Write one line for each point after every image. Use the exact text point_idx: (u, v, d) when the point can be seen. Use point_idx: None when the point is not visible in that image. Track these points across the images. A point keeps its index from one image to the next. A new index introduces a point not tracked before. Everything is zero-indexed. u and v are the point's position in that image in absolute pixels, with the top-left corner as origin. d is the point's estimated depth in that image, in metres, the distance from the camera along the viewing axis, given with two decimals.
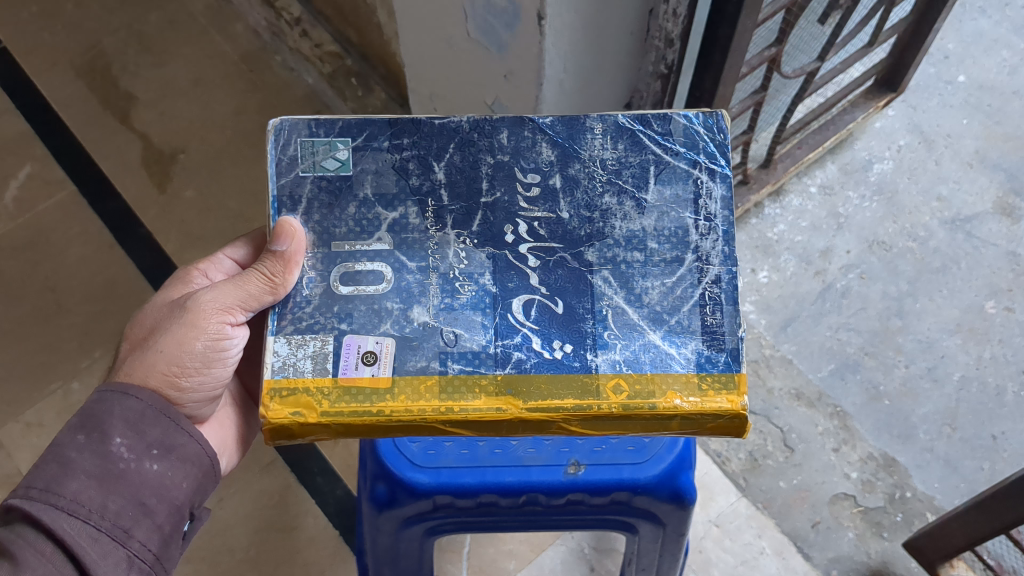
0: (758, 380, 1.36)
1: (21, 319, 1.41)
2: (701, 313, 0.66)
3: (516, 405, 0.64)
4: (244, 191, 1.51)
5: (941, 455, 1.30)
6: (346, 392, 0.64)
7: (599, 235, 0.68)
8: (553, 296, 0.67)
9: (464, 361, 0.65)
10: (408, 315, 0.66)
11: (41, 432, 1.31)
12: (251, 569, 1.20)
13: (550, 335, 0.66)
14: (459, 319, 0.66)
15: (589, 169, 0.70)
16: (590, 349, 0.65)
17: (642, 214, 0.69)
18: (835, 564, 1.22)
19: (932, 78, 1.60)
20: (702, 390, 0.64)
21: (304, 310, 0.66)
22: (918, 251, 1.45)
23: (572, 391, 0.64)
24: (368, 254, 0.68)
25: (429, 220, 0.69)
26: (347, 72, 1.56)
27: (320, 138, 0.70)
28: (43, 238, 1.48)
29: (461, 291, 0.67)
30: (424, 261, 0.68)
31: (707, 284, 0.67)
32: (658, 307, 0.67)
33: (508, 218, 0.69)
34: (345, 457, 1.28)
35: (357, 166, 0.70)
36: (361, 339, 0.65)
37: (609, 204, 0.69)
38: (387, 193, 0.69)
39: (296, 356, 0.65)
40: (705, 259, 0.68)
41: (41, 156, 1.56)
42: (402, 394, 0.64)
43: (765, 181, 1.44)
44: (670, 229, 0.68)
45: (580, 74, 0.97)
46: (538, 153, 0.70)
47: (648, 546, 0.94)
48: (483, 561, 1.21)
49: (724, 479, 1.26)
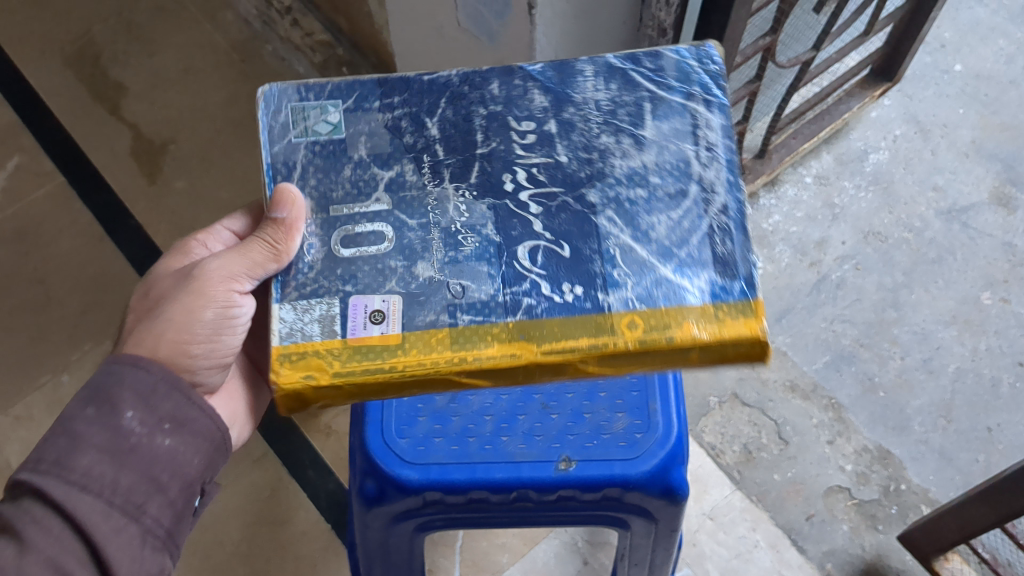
0: (752, 372, 1.35)
1: (10, 310, 1.40)
2: (713, 240, 0.64)
3: (532, 350, 0.61)
4: (235, 180, 1.50)
5: (936, 447, 1.29)
6: (357, 351, 0.62)
7: (600, 175, 0.66)
8: (558, 241, 0.64)
9: (476, 310, 0.63)
10: (413, 271, 0.64)
11: (31, 426, 1.29)
12: (242, 563, 1.19)
13: (558, 278, 0.63)
14: (465, 271, 0.64)
15: (584, 112, 0.69)
16: (601, 289, 0.63)
17: (642, 151, 0.67)
18: (830, 557, 1.21)
19: (929, 66, 1.60)
20: (718, 318, 0.61)
21: (307, 276, 0.64)
22: (914, 242, 1.45)
23: (586, 330, 0.61)
24: (367, 216, 0.66)
25: (426, 176, 0.67)
26: (338, 62, 1.54)
27: (311, 102, 0.69)
28: (33, 229, 1.46)
29: (465, 243, 0.65)
30: (424, 218, 0.66)
31: (715, 214, 0.65)
32: (666, 241, 0.64)
33: (506, 167, 0.67)
34: (337, 449, 1.28)
35: (350, 128, 0.69)
36: (368, 298, 0.63)
37: (606, 145, 0.67)
38: (382, 153, 0.68)
39: (302, 320, 0.62)
40: (710, 189, 0.66)
41: (30, 146, 1.54)
42: (411, 347, 0.62)
43: (760, 171, 1.42)
44: (673, 165, 0.66)
45: (572, 64, 0.95)
46: (530, 100, 0.69)
47: (641, 542, 0.93)
48: (476, 554, 1.20)
49: (718, 472, 1.26)
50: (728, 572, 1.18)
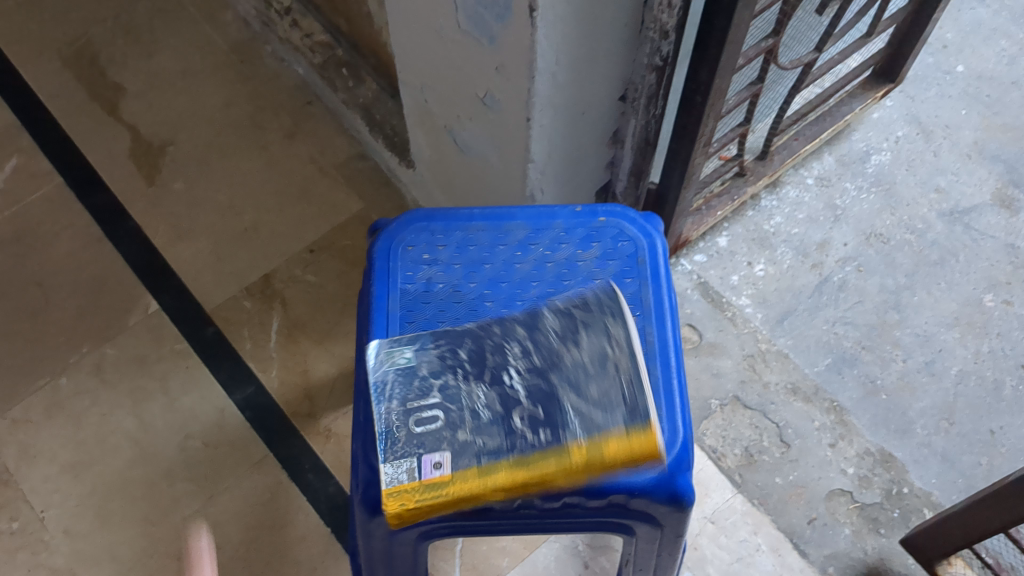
0: (753, 375, 1.34)
1: (6, 312, 1.39)
2: (630, 393, 0.68)
3: (525, 472, 0.67)
4: (234, 182, 1.50)
5: (939, 450, 1.28)
6: (428, 485, 0.67)
7: (554, 366, 0.70)
8: (536, 407, 0.69)
9: (494, 451, 0.67)
10: (457, 437, 0.68)
11: (29, 429, 1.29)
12: (241, 567, 1.19)
13: (538, 428, 0.68)
14: (486, 433, 0.68)
15: (538, 329, 0.72)
16: (562, 431, 0.68)
17: (577, 346, 0.70)
18: (832, 561, 1.20)
19: (931, 68, 1.60)
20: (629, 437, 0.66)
21: (395, 437, 0.68)
22: (916, 243, 1.44)
23: (553, 458, 0.67)
24: (423, 400, 0.70)
25: (463, 376, 0.71)
26: (338, 62, 1.51)
27: (391, 341, 0.73)
28: (30, 231, 1.46)
29: (482, 414, 0.69)
30: (457, 401, 0.70)
31: (626, 378, 0.68)
32: (599, 399, 0.68)
33: (502, 368, 0.71)
34: (337, 453, 1.27)
35: (417, 356, 0.72)
36: (432, 452, 0.68)
37: (561, 347, 0.71)
38: (433, 366, 0.71)
39: (393, 472, 0.67)
40: (620, 360, 0.69)
41: (28, 148, 1.53)
42: (457, 479, 0.67)
43: (762, 173, 1.42)
44: (602, 356, 0.70)
45: (574, 67, 0.95)
46: (511, 326, 0.73)
47: (646, 547, 0.87)
48: (476, 558, 1.20)
49: (719, 476, 1.26)
50: None
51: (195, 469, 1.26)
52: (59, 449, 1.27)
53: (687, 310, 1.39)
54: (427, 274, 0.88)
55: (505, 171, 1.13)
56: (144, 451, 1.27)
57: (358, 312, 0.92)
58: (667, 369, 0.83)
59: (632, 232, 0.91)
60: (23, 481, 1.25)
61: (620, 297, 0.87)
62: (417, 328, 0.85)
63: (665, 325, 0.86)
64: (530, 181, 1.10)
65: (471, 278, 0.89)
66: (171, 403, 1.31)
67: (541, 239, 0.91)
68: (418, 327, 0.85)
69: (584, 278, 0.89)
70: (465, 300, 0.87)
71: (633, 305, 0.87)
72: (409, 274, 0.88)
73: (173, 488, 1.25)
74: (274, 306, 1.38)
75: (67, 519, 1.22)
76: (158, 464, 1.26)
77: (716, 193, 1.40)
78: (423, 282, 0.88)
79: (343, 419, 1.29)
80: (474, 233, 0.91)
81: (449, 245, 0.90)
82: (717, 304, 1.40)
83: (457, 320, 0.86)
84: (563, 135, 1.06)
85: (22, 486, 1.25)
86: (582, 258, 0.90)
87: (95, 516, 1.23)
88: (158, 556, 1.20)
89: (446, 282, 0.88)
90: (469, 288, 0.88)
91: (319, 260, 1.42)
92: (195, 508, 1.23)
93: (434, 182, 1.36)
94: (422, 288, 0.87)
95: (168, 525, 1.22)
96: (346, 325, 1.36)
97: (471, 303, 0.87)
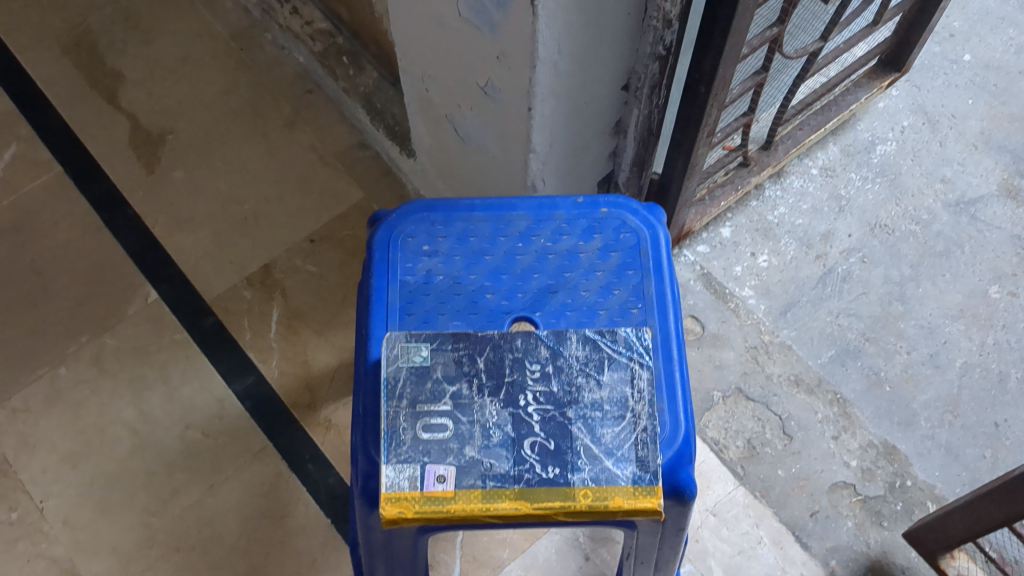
0: (756, 366, 1.33)
1: (5, 301, 1.38)
2: (639, 445, 0.73)
3: (527, 505, 0.70)
4: (234, 171, 1.49)
5: (943, 443, 1.27)
6: (429, 498, 0.71)
7: (573, 401, 0.75)
8: (548, 438, 0.73)
9: (498, 477, 0.71)
10: (464, 451, 0.72)
11: (28, 419, 1.28)
12: (241, 558, 1.19)
13: (544, 461, 0.72)
14: (494, 455, 0.72)
15: (563, 361, 0.76)
16: (569, 467, 0.72)
17: (599, 387, 0.75)
18: (834, 554, 1.20)
19: (937, 57, 1.58)
20: (635, 494, 0.71)
21: (403, 444, 0.72)
22: (921, 234, 1.43)
23: (556, 495, 0.71)
24: (436, 411, 0.74)
25: (479, 390, 0.75)
26: (338, 50, 1.50)
27: (413, 340, 0.77)
28: (29, 220, 1.45)
29: (493, 434, 0.73)
30: (471, 418, 0.74)
31: (641, 430, 0.74)
32: (610, 444, 0.73)
33: (519, 391, 0.75)
34: (337, 444, 1.26)
35: (434, 358, 0.76)
36: (436, 464, 0.72)
37: (579, 382, 0.75)
38: (450, 373, 0.75)
39: (397, 477, 0.71)
40: (637, 413, 0.74)
41: (26, 136, 1.53)
42: (459, 497, 0.71)
43: (766, 163, 1.40)
44: (619, 402, 0.75)
45: (576, 57, 0.93)
46: (538, 351, 0.77)
47: (648, 541, 0.84)
48: (476, 550, 1.19)
49: (721, 468, 1.25)
50: (731, 568, 1.18)
51: (195, 459, 1.25)
52: (58, 439, 1.27)
53: (689, 301, 1.38)
54: (427, 266, 0.87)
55: (507, 160, 1.12)
56: (143, 441, 1.27)
57: (359, 298, 0.90)
58: (670, 363, 0.82)
59: (634, 223, 0.90)
60: (22, 471, 1.25)
61: (621, 290, 0.86)
62: (417, 320, 0.85)
63: (667, 317, 0.85)
64: (532, 171, 1.09)
65: (472, 270, 0.88)
66: (170, 393, 1.30)
67: (542, 231, 0.90)
68: (417, 320, 0.85)
69: (586, 270, 0.88)
70: (465, 292, 0.86)
71: (635, 298, 0.86)
72: (409, 265, 0.87)
73: (173, 478, 1.24)
74: (275, 296, 1.38)
75: (66, 510, 1.22)
76: (158, 455, 1.26)
77: (719, 183, 1.39)
78: (423, 274, 0.87)
79: (343, 410, 1.29)
80: (474, 224, 0.90)
81: (449, 237, 0.89)
82: (719, 295, 1.39)
83: (457, 313, 0.85)
84: (565, 125, 1.05)
85: (22, 476, 1.25)
86: (584, 250, 0.89)
87: (94, 506, 1.22)
88: (158, 547, 1.20)
89: (446, 273, 0.87)
90: (470, 279, 0.87)
91: (320, 250, 1.41)
92: (195, 499, 1.23)
93: (435, 172, 1.35)
94: (422, 280, 0.86)
95: (168, 516, 1.22)
96: (346, 315, 1.35)
97: (471, 296, 0.86)
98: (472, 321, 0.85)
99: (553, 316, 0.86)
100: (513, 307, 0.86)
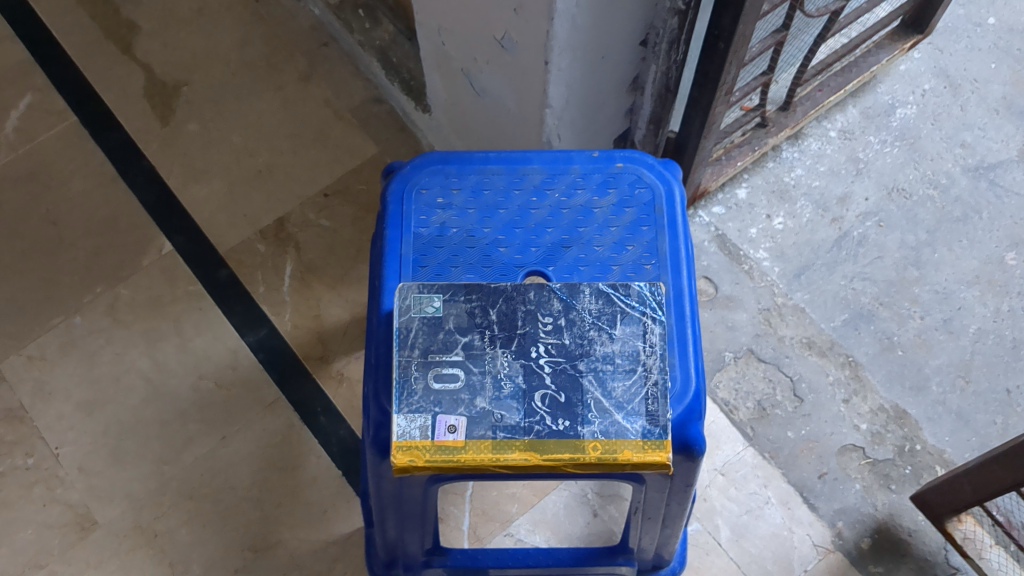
0: (768, 328, 1.33)
1: (22, 249, 1.39)
2: (650, 399, 0.73)
3: (537, 456, 0.71)
4: (249, 124, 1.48)
5: (953, 408, 1.27)
6: (439, 447, 0.71)
7: (584, 354, 0.75)
8: (559, 390, 0.73)
9: (509, 428, 0.72)
10: (474, 401, 0.73)
11: (44, 366, 1.30)
12: (252, 507, 1.20)
13: (554, 413, 0.72)
14: (505, 406, 0.73)
15: (575, 315, 0.76)
16: (579, 421, 0.72)
17: (610, 341, 0.75)
18: (841, 516, 1.20)
19: (961, 19, 1.56)
20: (643, 447, 0.72)
21: (414, 393, 0.73)
22: (939, 199, 1.42)
23: (566, 446, 0.71)
24: (448, 361, 0.74)
25: (491, 342, 0.75)
26: (354, 4, 1.49)
27: (426, 291, 0.77)
28: (44, 169, 1.45)
29: (504, 385, 0.73)
30: (483, 368, 0.74)
31: (652, 384, 0.74)
32: (621, 398, 0.73)
33: (531, 343, 0.75)
34: (349, 398, 1.27)
35: (446, 310, 0.76)
36: (447, 414, 0.72)
37: (591, 335, 0.75)
38: (462, 324, 0.76)
39: (408, 426, 0.72)
40: (648, 368, 0.74)
41: (42, 86, 1.52)
42: (469, 447, 0.71)
43: (783, 125, 1.39)
44: (630, 356, 0.75)
45: (594, 9, 0.92)
46: (550, 304, 0.77)
47: (655, 495, 0.85)
48: (485, 504, 1.20)
49: (730, 429, 1.26)
50: (738, 527, 1.19)
51: (208, 410, 1.27)
52: (74, 387, 1.28)
53: (703, 262, 1.38)
54: (441, 218, 0.87)
55: (523, 115, 1.11)
56: (157, 391, 1.28)
57: (373, 248, 0.90)
58: (682, 319, 0.82)
59: (650, 178, 0.89)
60: (38, 418, 1.26)
61: (635, 245, 0.86)
62: (429, 273, 0.85)
63: (680, 274, 0.85)
64: (547, 126, 1.08)
65: (485, 223, 0.87)
66: (184, 343, 1.31)
67: (556, 185, 0.89)
68: (430, 272, 0.85)
69: (601, 224, 0.87)
70: (478, 244, 0.86)
71: (649, 254, 0.86)
72: (423, 218, 0.87)
73: (187, 428, 1.26)
74: (288, 250, 1.38)
75: (81, 456, 1.24)
76: (172, 404, 1.27)
77: (736, 143, 1.38)
78: (437, 226, 0.87)
79: (355, 364, 1.29)
80: (488, 176, 0.89)
81: (464, 189, 0.89)
82: (734, 258, 1.38)
83: (470, 265, 0.85)
84: (582, 79, 1.04)
85: (38, 422, 1.26)
86: (599, 205, 0.88)
87: (109, 454, 1.24)
88: (171, 495, 1.21)
89: (460, 226, 0.87)
90: (484, 233, 0.87)
91: (333, 205, 1.41)
92: (208, 449, 1.24)
93: (450, 128, 1.34)
94: (436, 232, 0.86)
95: (181, 465, 1.23)
96: (359, 270, 1.35)
97: (484, 249, 0.86)
98: (484, 274, 0.85)
99: (566, 270, 0.86)
100: (526, 261, 0.86)
